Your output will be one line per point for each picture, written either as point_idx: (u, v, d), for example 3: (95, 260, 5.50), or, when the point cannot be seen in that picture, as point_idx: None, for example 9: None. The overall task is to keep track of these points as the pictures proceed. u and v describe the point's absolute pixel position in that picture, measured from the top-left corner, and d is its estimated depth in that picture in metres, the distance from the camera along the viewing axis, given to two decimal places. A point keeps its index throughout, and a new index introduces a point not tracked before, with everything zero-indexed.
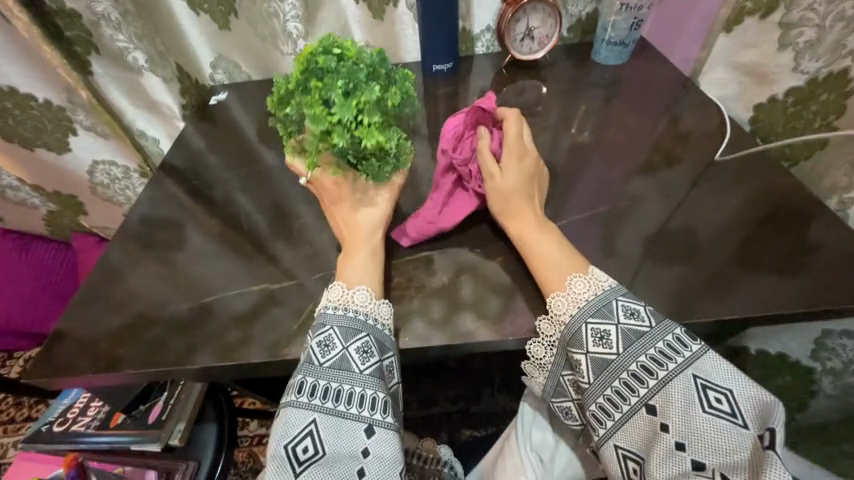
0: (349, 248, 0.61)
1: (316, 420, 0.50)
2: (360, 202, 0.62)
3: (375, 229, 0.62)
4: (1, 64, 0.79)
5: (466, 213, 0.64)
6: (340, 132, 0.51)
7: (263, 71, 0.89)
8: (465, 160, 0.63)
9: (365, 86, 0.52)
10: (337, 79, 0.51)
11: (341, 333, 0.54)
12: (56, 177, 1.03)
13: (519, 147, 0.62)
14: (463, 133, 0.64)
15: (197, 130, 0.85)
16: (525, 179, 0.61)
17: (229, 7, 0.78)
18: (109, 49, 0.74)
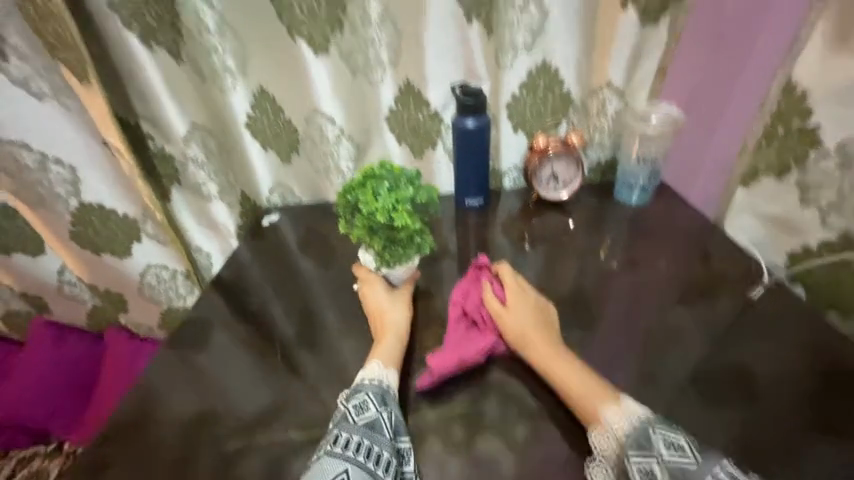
0: (379, 335, 0.69)
1: (348, 469, 0.53)
2: (380, 295, 0.74)
3: (400, 309, 0.72)
4: (97, 186, 0.92)
5: (483, 352, 0.64)
6: (382, 213, 0.66)
7: (312, 194, 1.00)
8: (476, 307, 0.69)
9: (405, 185, 0.68)
10: (385, 179, 0.68)
11: (375, 399, 0.59)
12: (111, 278, 1.12)
13: (520, 290, 0.69)
14: (468, 287, 0.72)
15: (248, 246, 0.92)
16: (536, 316, 0.66)
17: (293, 146, 0.91)
18: (188, 181, 0.87)
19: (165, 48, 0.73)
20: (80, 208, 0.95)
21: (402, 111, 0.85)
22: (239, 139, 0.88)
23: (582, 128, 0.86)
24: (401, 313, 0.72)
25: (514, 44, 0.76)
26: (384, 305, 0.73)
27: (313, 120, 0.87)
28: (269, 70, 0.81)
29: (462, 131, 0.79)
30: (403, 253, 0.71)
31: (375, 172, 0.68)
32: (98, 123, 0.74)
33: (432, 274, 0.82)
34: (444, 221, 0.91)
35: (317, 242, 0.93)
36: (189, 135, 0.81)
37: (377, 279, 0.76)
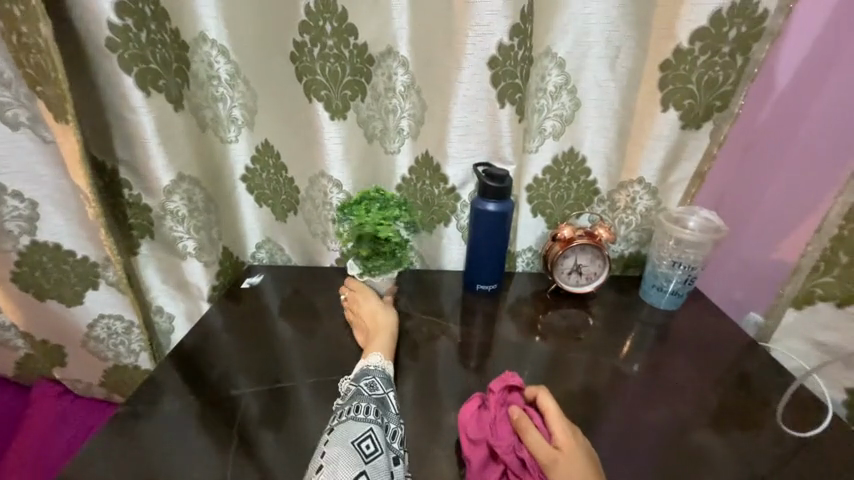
0: (371, 334, 0.71)
1: (373, 428, 0.55)
2: (366, 300, 0.76)
3: (389, 310, 0.75)
4: (59, 225, 0.81)
5: None
6: (368, 226, 0.70)
7: (304, 256, 0.90)
8: (511, 447, 0.54)
9: (393, 204, 0.73)
10: (375, 200, 0.72)
11: (383, 381, 0.63)
12: (52, 328, 0.95)
13: (567, 426, 0.54)
14: (495, 416, 0.57)
15: (222, 310, 0.80)
16: (592, 466, 0.51)
17: (291, 206, 0.83)
18: (164, 235, 0.75)
19: (165, 94, 0.64)
20: (32, 246, 0.82)
21: (415, 182, 0.79)
22: (231, 191, 0.81)
23: (607, 222, 0.80)
24: (393, 312, 0.75)
25: (542, 129, 0.73)
26: (376, 307, 0.75)
27: (317, 182, 0.79)
28: (278, 127, 0.75)
29: (480, 214, 0.71)
30: (387, 263, 0.75)
31: (369, 194, 0.72)
32: (68, 165, 0.63)
33: (431, 369, 0.70)
34: (448, 304, 0.82)
35: (301, 312, 0.81)
36: (172, 187, 0.69)
37: (362, 287, 0.78)
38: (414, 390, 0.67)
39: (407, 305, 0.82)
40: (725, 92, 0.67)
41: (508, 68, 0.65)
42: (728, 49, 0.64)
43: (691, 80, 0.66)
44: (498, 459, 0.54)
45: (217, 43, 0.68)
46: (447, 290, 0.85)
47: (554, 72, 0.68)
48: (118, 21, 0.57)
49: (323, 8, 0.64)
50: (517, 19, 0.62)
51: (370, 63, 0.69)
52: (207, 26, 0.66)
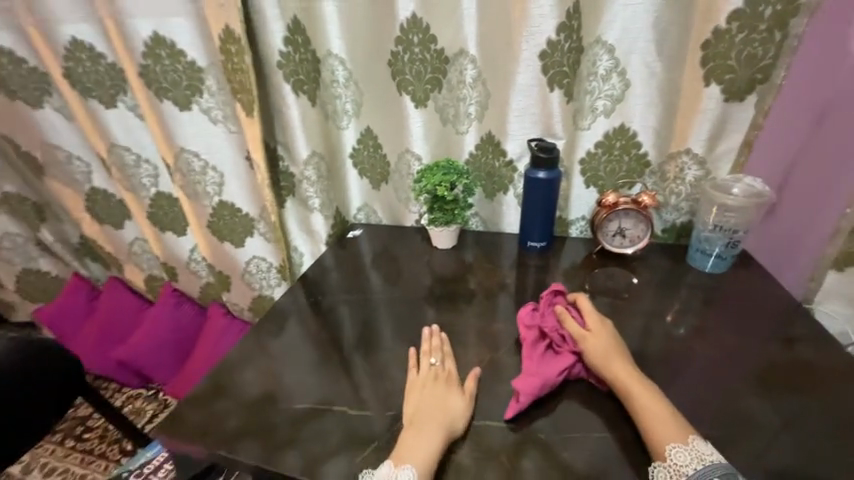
0: (419, 430, 0.65)
1: None
2: (442, 389, 0.71)
3: (459, 408, 0.68)
4: (235, 190, 1.19)
5: (562, 368, 0.70)
6: (430, 187, 0.90)
7: (392, 217, 1.15)
8: (555, 328, 0.75)
9: (450, 171, 0.90)
10: (439, 167, 0.91)
11: None
12: (225, 263, 1.38)
13: (598, 318, 0.75)
14: (544, 310, 0.79)
15: (334, 252, 1.10)
16: (613, 342, 0.71)
17: (384, 178, 1.08)
18: (300, 195, 1.07)
19: (306, 96, 0.95)
20: (219, 203, 1.22)
21: (479, 156, 0.96)
22: (342, 166, 1.08)
23: (655, 190, 0.88)
24: (460, 409, 0.68)
25: (593, 108, 0.84)
26: (443, 395, 0.70)
27: (404, 157, 1.02)
28: (378, 116, 1.00)
29: (530, 181, 0.86)
30: (445, 218, 0.95)
31: (437, 164, 0.92)
32: (250, 146, 0.98)
33: (486, 304, 0.90)
34: (505, 260, 0.99)
35: (388, 259, 1.06)
36: (308, 159, 1.01)
37: (444, 373, 0.73)
38: (472, 320, 0.87)
39: (470, 259, 1.01)
40: (765, 66, 0.74)
41: (557, 58, 0.80)
42: (765, 26, 0.71)
43: (731, 56, 0.74)
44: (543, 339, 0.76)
45: (338, 56, 0.93)
46: (504, 249, 1.02)
47: (605, 57, 0.79)
48: (284, 49, 0.90)
49: (413, 26, 0.86)
50: (563, 19, 0.77)
51: (446, 63, 0.88)
52: (333, 44, 0.92)
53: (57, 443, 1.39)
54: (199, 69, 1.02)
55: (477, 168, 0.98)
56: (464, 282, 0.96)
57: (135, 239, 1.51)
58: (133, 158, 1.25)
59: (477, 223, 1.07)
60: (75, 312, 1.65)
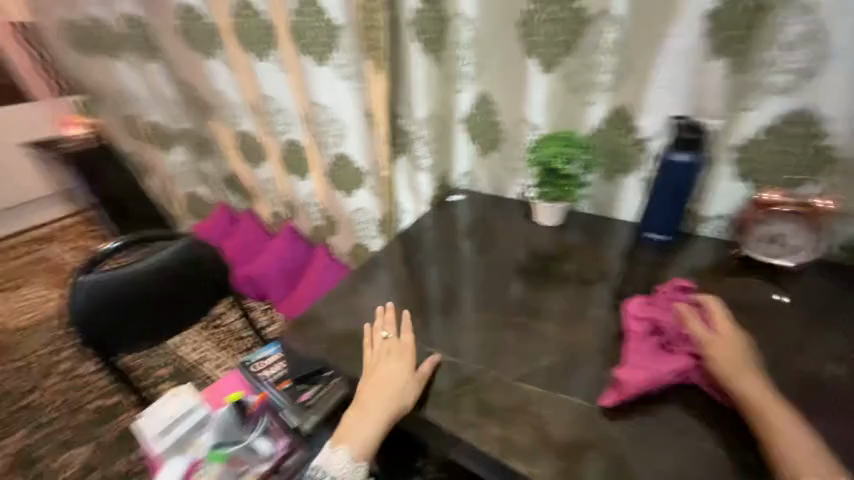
0: (368, 407, 0.71)
1: None
2: (394, 370, 0.72)
3: (406, 390, 0.70)
4: (352, 144, 1.29)
5: (677, 370, 0.63)
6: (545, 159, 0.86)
7: (494, 187, 1.14)
8: (672, 326, 0.68)
9: (568, 145, 0.86)
10: (558, 140, 0.87)
11: None
12: (335, 208, 1.53)
13: (729, 325, 0.66)
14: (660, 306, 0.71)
15: (433, 213, 1.14)
16: (745, 355, 0.62)
17: (493, 145, 1.06)
18: (412, 154, 1.13)
19: (433, 56, 0.97)
20: (337, 155, 1.35)
21: (606, 131, 0.88)
22: (454, 130, 1.09)
23: (834, 196, 0.74)
24: (410, 395, 0.70)
25: (764, 86, 0.71)
26: (393, 380, 0.71)
27: (519, 126, 0.99)
28: (499, 81, 0.96)
29: (669, 165, 0.77)
30: (555, 194, 0.91)
31: (556, 136, 0.88)
32: (375, 104, 1.06)
33: (582, 289, 0.84)
34: (613, 249, 0.92)
35: (483, 228, 1.06)
36: (425, 120, 1.04)
37: (402, 354, 0.74)
38: (565, 302, 0.83)
39: (571, 242, 0.96)
40: None
41: (729, 23, 0.70)
42: None
43: None
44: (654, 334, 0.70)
45: (467, 17, 0.91)
46: (613, 237, 0.94)
47: (795, 25, 0.66)
48: (420, 9, 0.92)
49: None
50: None
51: (586, 24, 0.80)
52: (465, 3, 0.90)
53: (200, 330, 1.82)
54: (338, 28, 1.10)
55: (601, 145, 0.90)
56: (561, 263, 0.91)
57: (267, 179, 1.77)
58: (275, 107, 1.43)
59: (588, 205, 0.99)
60: (219, 232, 2.03)
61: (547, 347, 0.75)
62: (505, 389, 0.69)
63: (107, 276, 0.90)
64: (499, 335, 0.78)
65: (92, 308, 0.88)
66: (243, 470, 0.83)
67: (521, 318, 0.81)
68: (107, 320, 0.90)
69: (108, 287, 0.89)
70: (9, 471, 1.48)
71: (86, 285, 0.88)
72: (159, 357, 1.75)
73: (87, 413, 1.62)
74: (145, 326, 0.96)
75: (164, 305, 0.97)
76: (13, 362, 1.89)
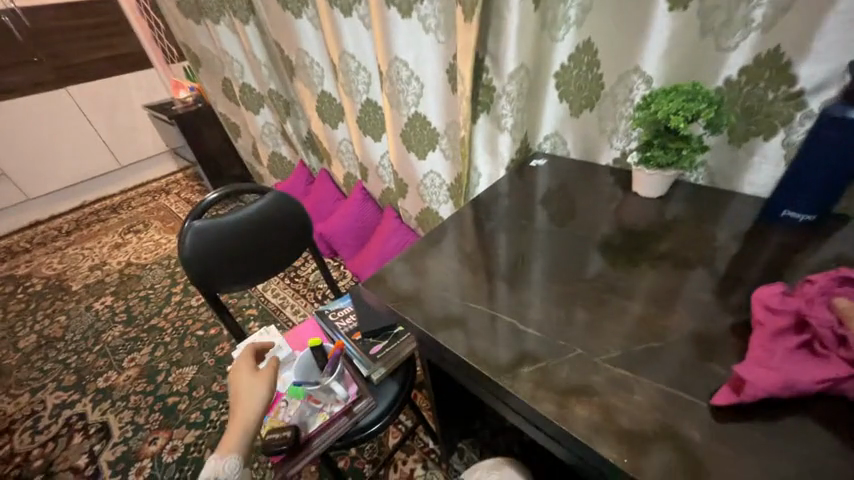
0: (234, 417, 0.73)
1: None
2: (243, 377, 0.79)
3: (263, 385, 0.77)
4: (430, 103, 1.25)
5: (822, 379, 0.45)
6: (664, 115, 0.71)
7: (583, 152, 1.03)
8: (826, 321, 0.47)
9: (698, 101, 0.70)
10: (684, 92, 0.71)
11: None
12: (406, 171, 1.52)
13: None
14: (813, 296, 0.51)
15: (510, 177, 1.07)
16: None
17: (589, 103, 0.94)
18: (496, 112, 1.06)
19: None
20: (413, 114, 1.32)
21: (743, 84, 0.73)
22: (544, 85, 1.00)
23: None
24: (261, 399, 0.75)
25: None
26: (246, 389, 0.76)
27: (626, 78, 0.86)
28: (608, 24, 0.83)
29: (837, 123, 0.60)
30: (664, 158, 0.78)
31: (683, 87, 0.71)
32: (461, 57, 0.99)
33: (684, 269, 0.73)
34: (728, 226, 0.78)
35: (565, 194, 0.97)
36: (514, 73, 0.95)
37: (245, 365, 0.82)
38: (662, 280, 0.73)
39: (673, 216, 0.84)
40: None
41: None
42: None
43: None
44: (798, 328, 0.50)
45: None
46: (729, 214, 0.81)
47: None
48: None
49: None
50: None
51: None
52: None
53: (282, 278, 2.06)
54: None
55: (733, 100, 0.75)
56: (659, 238, 0.80)
57: (344, 140, 1.82)
58: (355, 65, 1.43)
59: (700, 175, 0.88)
60: (298, 192, 2.18)
61: (634, 326, 0.66)
62: (587, 367, 0.61)
63: (217, 223, 0.96)
64: (577, 309, 0.71)
65: (205, 252, 0.95)
66: (318, 408, 0.85)
67: (608, 294, 0.72)
68: (218, 262, 0.98)
69: (218, 232, 0.96)
70: (135, 377, 1.80)
71: (200, 230, 0.94)
72: (247, 299, 1.99)
73: (197, 339, 1.92)
74: (264, 262, 1.08)
75: (261, 253, 1.06)
76: (141, 291, 2.28)
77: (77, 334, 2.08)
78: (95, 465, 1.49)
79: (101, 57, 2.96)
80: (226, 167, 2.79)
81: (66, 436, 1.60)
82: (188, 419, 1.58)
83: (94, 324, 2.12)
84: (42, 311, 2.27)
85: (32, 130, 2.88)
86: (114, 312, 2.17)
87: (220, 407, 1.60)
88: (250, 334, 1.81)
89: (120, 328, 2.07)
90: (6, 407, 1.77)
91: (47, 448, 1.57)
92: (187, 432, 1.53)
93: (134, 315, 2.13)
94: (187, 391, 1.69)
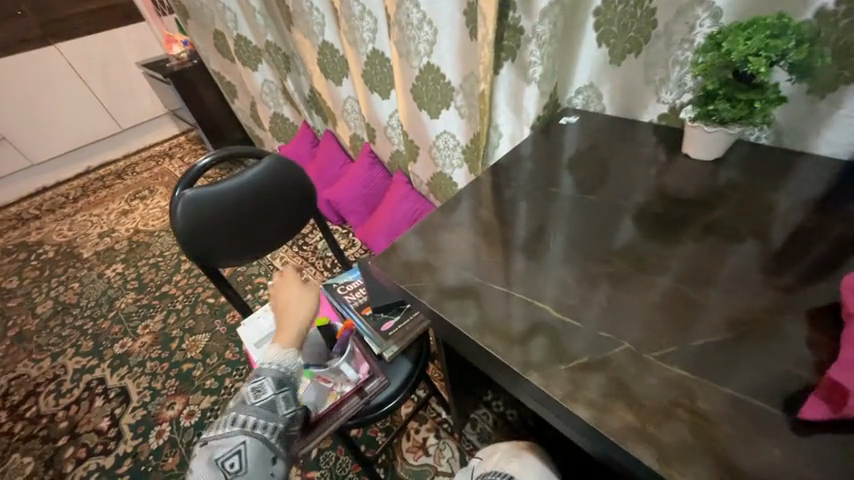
0: (285, 318, 0.75)
1: (245, 442, 0.59)
2: (288, 285, 0.80)
3: (309, 300, 0.78)
4: (445, 51, 1.10)
5: None
6: (742, 55, 0.58)
7: (621, 107, 0.90)
8: None
9: (786, 36, 0.56)
10: (769, 25, 0.57)
11: (273, 382, 0.66)
12: (417, 132, 1.39)
13: None
14: None
15: (535, 136, 0.94)
16: None
17: (635, 47, 0.80)
18: (523, 59, 0.92)
19: None
20: (425, 66, 1.17)
21: (842, 16, 0.59)
22: (582, 25, 0.85)
23: None
24: (306, 313, 0.76)
25: None
26: (293, 296, 0.78)
27: (685, 13, 0.71)
28: None
29: None
30: (730, 113, 0.65)
31: (767, 18, 0.57)
32: None
33: (743, 246, 0.63)
34: (793, 195, 0.67)
35: (599, 157, 0.85)
36: (548, 9, 0.80)
37: (289, 275, 0.82)
38: (714, 258, 0.63)
39: (728, 183, 0.72)
40: None
41: None
42: None
43: None
44: None
45: None
46: (795, 179, 0.69)
47: None
48: None
49: None
50: None
51: None
52: None
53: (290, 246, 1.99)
54: None
55: (825, 38, 0.61)
56: (711, 208, 0.69)
57: (349, 98, 1.67)
58: (358, 9, 1.26)
59: (764, 134, 0.75)
60: (304, 156, 2.08)
61: (681, 312, 0.57)
62: (626, 359, 0.54)
63: (210, 191, 0.88)
64: (613, 290, 0.62)
65: (202, 223, 0.88)
66: (328, 387, 0.81)
67: (651, 274, 0.63)
68: (217, 234, 0.91)
69: (213, 201, 0.88)
70: (151, 344, 1.82)
71: (193, 199, 0.86)
72: (256, 267, 1.95)
73: (208, 306, 1.92)
74: (280, 218, 1.01)
75: (262, 221, 0.98)
76: (150, 259, 2.27)
77: (91, 301, 2.09)
78: (118, 428, 1.53)
79: (86, 9, 2.75)
80: (226, 129, 2.67)
81: (88, 400, 1.65)
82: (203, 385, 1.60)
83: (107, 291, 2.13)
84: (55, 278, 2.29)
85: (26, 92, 2.77)
86: (126, 279, 2.17)
87: (233, 374, 1.61)
88: (260, 302, 1.80)
89: (132, 295, 2.07)
90: (30, 371, 1.82)
91: (71, 411, 1.62)
92: (203, 398, 1.56)
93: (145, 282, 2.13)
94: (201, 359, 1.70)
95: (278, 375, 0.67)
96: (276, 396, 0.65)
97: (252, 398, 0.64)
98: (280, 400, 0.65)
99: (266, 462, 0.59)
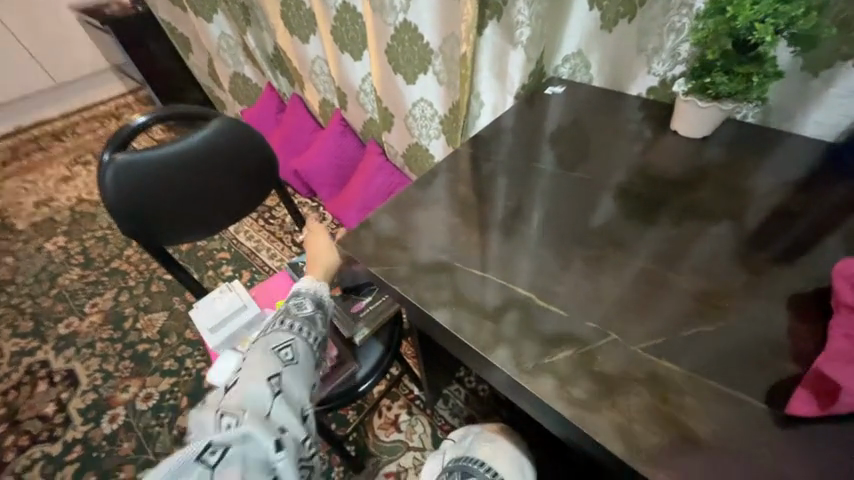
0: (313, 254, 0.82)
1: (294, 341, 0.64)
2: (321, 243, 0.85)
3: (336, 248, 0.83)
4: (425, 7, 0.99)
5: None
6: (748, 18, 0.53)
7: (609, 78, 0.86)
8: None
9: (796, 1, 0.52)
10: None
11: (314, 301, 0.72)
12: (393, 97, 1.28)
13: None
14: None
15: (519, 107, 0.87)
16: None
17: (629, 11, 0.75)
18: (509, 19, 0.84)
19: None
20: (402, 24, 1.06)
21: None
22: None
23: None
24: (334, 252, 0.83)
25: None
26: (322, 250, 0.83)
27: None
28: None
29: None
30: (727, 86, 0.62)
31: None
32: None
33: (729, 229, 0.61)
34: (778, 178, 0.65)
35: (586, 131, 0.79)
36: None
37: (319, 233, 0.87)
38: (699, 242, 0.60)
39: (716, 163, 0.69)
40: None
41: None
42: None
43: None
44: None
45: None
46: (779, 160, 0.68)
47: None
48: None
49: None
50: None
51: None
52: None
53: (254, 220, 1.86)
54: None
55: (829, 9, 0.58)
56: (696, 189, 0.66)
57: (318, 57, 1.52)
58: None
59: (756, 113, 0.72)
60: (268, 121, 1.91)
61: (666, 299, 0.55)
62: (608, 346, 0.51)
63: (143, 156, 0.77)
64: (596, 274, 0.59)
65: (139, 194, 0.78)
66: None
67: (635, 257, 0.60)
68: (158, 207, 0.81)
69: (147, 169, 0.77)
70: (100, 323, 1.67)
71: (123, 167, 0.75)
72: (217, 242, 1.82)
73: (164, 283, 1.78)
74: (229, 191, 0.89)
75: (211, 192, 0.87)
76: (96, 232, 2.06)
77: (29, 277, 1.89)
78: (65, 413, 1.42)
79: None
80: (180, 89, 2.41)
81: (31, 384, 1.51)
82: (161, 367, 1.50)
83: (48, 266, 1.93)
84: None
85: None
86: (70, 254, 1.97)
87: (194, 355, 1.52)
88: (223, 278, 1.69)
89: (77, 271, 1.89)
90: None
91: (12, 396, 1.49)
92: (161, 380, 1.47)
93: (92, 256, 1.94)
94: (158, 339, 1.59)
95: (317, 298, 0.72)
96: (316, 313, 0.70)
97: (296, 309, 0.69)
98: (318, 317, 0.71)
99: (309, 363, 0.65)
